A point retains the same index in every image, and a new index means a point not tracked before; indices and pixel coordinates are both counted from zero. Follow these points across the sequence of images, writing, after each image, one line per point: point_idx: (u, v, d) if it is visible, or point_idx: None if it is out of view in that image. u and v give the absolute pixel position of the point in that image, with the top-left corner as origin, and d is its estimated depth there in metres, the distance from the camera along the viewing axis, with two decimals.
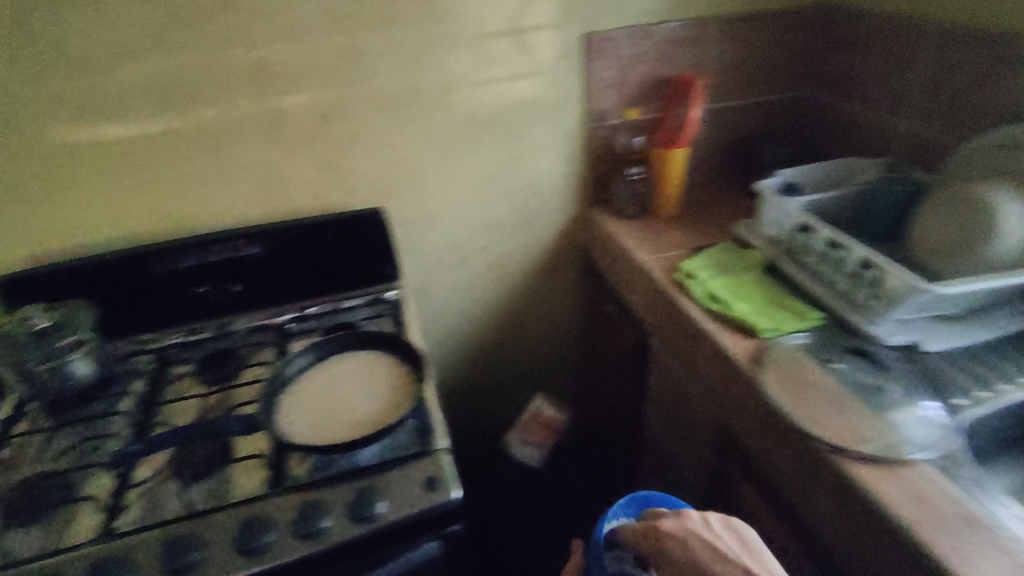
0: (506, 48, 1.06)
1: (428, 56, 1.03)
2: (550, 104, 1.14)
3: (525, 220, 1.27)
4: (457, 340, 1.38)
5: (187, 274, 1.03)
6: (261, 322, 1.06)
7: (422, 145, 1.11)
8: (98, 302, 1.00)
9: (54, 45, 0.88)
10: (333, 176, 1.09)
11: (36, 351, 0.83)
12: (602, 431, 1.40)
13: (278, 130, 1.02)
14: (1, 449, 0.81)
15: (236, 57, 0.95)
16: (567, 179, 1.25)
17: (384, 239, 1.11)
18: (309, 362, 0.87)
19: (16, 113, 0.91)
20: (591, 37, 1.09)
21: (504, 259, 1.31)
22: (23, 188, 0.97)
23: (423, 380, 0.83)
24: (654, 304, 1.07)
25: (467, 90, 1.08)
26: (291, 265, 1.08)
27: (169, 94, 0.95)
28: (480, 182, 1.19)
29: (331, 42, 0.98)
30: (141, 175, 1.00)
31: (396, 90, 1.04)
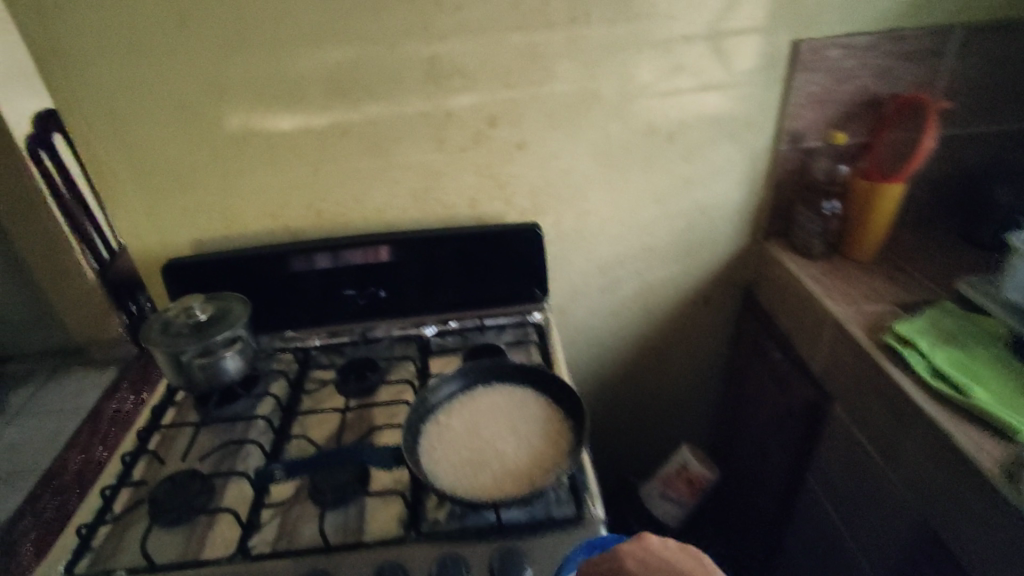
0: (701, 54, 0.93)
1: (613, 59, 0.93)
2: (739, 120, 1.00)
3: (686, 245, 1.14)
4: (589, 367, 1.27)
5: (330, 277, 1.01)
6: (403, 331, 1.03)
7: (588, 157, 1.02)
8: (253, 294, 1.01)
9: (240, 32, 0.86)
10: (493, 183, 1.03)
11: (195, 344, 0.82)
12: (746, 492, 1.23)
13: (445, 131, 0.98)
14: (151, 437, 0.82)
15: (411, 52, 0.90)
16: (742, 205, 1.09)
17: (536, 256, 1.02)
18: (456, 391, 0.80)
19: (199, 99, 0.91)
20: (804, 46, 0.92)
21: (656, 287, 1.19)
22: (196, 172, 0.98)
23: (581, 432, 0.72)
24: (845, 369, 0.90)
25: (650, 99, 0.97)
26: (433, 277, 1.02)
27: (342, 88, 0.92)
28: (644, 202, 1.08)
29: (513, 40, 0.90)
30: (307, 168, 0.99)
31: (570, 96, 0.96)
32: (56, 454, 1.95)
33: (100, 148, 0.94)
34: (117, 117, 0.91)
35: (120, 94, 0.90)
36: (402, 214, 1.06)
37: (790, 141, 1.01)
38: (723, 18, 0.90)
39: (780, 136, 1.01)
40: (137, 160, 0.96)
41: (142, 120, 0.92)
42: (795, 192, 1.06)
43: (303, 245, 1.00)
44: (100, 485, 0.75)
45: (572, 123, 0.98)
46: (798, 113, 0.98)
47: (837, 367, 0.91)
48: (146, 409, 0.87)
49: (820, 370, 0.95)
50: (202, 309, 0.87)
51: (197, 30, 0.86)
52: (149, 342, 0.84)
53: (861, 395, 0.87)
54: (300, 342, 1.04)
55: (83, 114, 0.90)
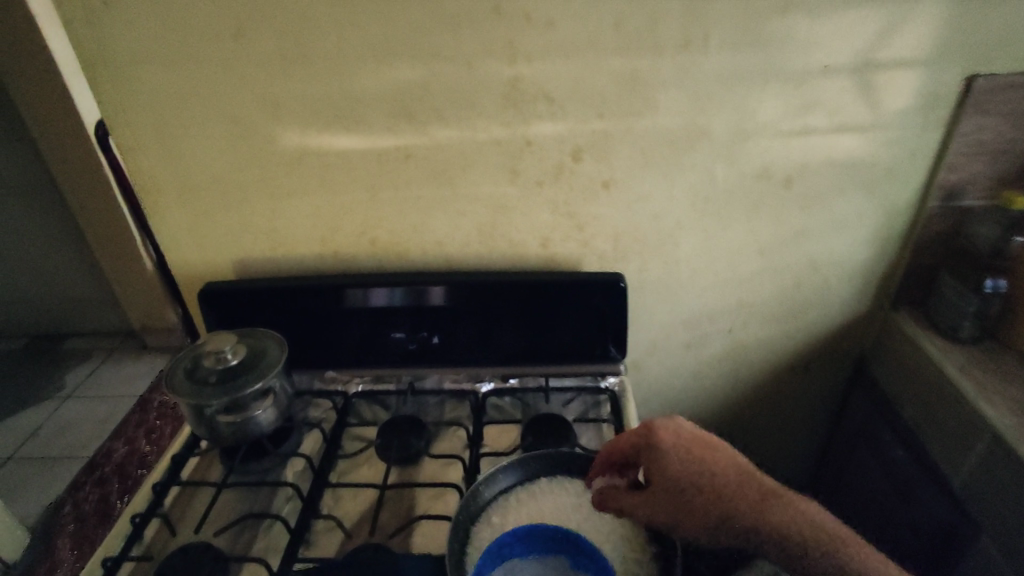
0: (840, 88, 0.76)
1: (730, 92, 0.77)
2: (875, 168, 0.82)
3: (789, 307, 0.97)
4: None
5: (381, 317, 0.90)
6: (455, 384, 0.92)
7: (687, 202, 0.86)
8: (294, 329, 0.91)
9: (300, 43, 0.76)
10: (569, 223, 0.89)
11: (220, 397, 0.72)
12: None
13: (520, 162, 0.84)
14: (169, 493, 0.75)
15: (491, 72, 0.77)
16: (865, 266, 0.92)
17: (615, 313, 0.88)
18: (514, 484, 0.70)
19: (253, 114, 0.82)
20: (980, 82, 0.75)
21: (749, 350, 1.02)
22: (244, 191, 0.89)
23: None
24: (999, 495, 0.72)
25: (769, 139, 0.81)
26: (496, 325, 0.90)
27: (409, 108, 0.81)
28: (747, 255, 0.91)
29: (612, 64, 0.76)
30: (364, 193, 0.88)
31: (672, 129, 0.81)
32: (102, 442, 1.96)
33: (145, 161, 0.86)
34: (166, 130, 0.83)
35: (169, 104, 0.81)
36: (464, 250, 0.93)
37: (944, 198, 0.84)
38: (875, 47, 0.73)
39: (933, 191, 0.84)
40: (183, 176, 0.87)
41: (191, 133, 0.83)
42: (941, 255, 0.89)
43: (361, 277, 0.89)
44: (103, 551, 0.68)
45: (671, 161, 0.83)
46: (961, 163, 0.81)
47: (985, 486, 0.74)
48: (167, 455, 0.80)
49: (960, 484, 0.79)
50: (234, 352, 0.76)
51: (254, 38, 0.76)
52: (174, 388, 0.73)
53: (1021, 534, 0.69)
54: (338, 386, 0.93)
55: (129, 122, 0.82)
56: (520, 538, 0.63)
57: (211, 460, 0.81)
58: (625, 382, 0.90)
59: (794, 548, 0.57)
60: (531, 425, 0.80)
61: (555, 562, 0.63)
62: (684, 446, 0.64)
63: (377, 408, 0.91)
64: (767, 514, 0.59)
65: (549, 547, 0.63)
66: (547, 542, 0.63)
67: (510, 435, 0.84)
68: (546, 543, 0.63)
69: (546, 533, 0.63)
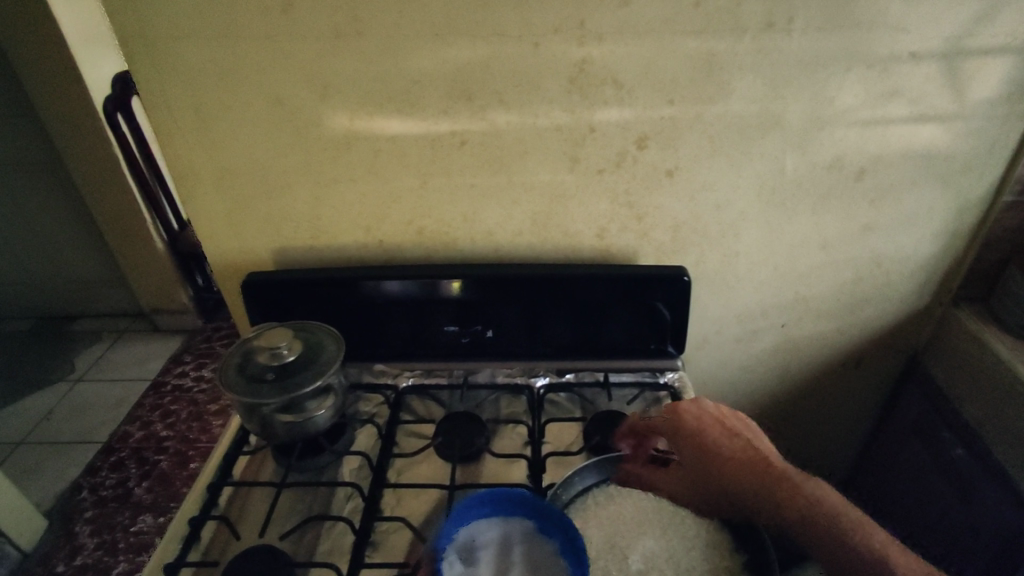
0: (926, 76, 0.73)
1: (811, 78, 0.73)
2: (951, 160, 0.79)
3: (847, 302, 0.94)
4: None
5: (433, 306, 0.86)
6: (508, 379, 0.89)
7: (753, 194, 0.83)
8: (341, 321, 0.88)
9: (355, 18, 0.71)
10: (627, 213, 0.85)
11: (277, 395, 0.69)
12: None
13: (581, 149, 0.80)
14: (223, 494, 0.73)
15: (559, 55, 0.73)
16: (929, 260, 0.89)
17: (675, 308, 0.85)
18: (591, 486, 0.69)
19: (300, 95, 0.76)
20: None
21: (803, 345, 1.00)
22: (286, 179, 0.84)
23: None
24: None
25: (845, 128, 0.77)
26: (552, 317, 0.87)
27: (467, 91, 0.76)
28: (809, 248, 0.88)
29: (688, 47, 0.71)
30: (413, 181, 0.84)
31: (745, 118, 0.76)
32: (116, 426, 1.93)
33: (183, 146, 0.81)
34: (207, 114, 0.78)
35: (211, 85, 0.75)
36: (516, 240, 0.89)
37: (1020, 192, 0.81)
38: (968, 33, 0.70)
39: (1007, 184, 0.81)
40: (223, 162, 0.82)
41: (233, 116, 0.78)
42: (1007, 251, 0.87)
43: (375, 269, 0.85)
44: (159, 558, 0.66)
45: (740, 151, 0.79)
46: None
47: None
48: (214, 453, 0.78)
49: None
50: (289, 347, 0.73)
51: (306, 12, 0.70)
52: (229, 387, 0.70)
53: None
54: (388, 379, 0.90)
55: (168, 104, 0.77)
56: (492, 502, 0.63)
57: (262, 458, 0.79)
58: (684, 379, 0.88)
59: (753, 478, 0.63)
60: (599, 424, 0.80)
61: (520, 524, 0.63)
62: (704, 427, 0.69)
63: (430, 404, 0.88)
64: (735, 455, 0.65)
65: (516, 509, 0.64)
66: (514, 505, 0.64)
67: (571, 432, 0.82)
68: (512, 506, 0.64)
69: (512, 496, 0.63)
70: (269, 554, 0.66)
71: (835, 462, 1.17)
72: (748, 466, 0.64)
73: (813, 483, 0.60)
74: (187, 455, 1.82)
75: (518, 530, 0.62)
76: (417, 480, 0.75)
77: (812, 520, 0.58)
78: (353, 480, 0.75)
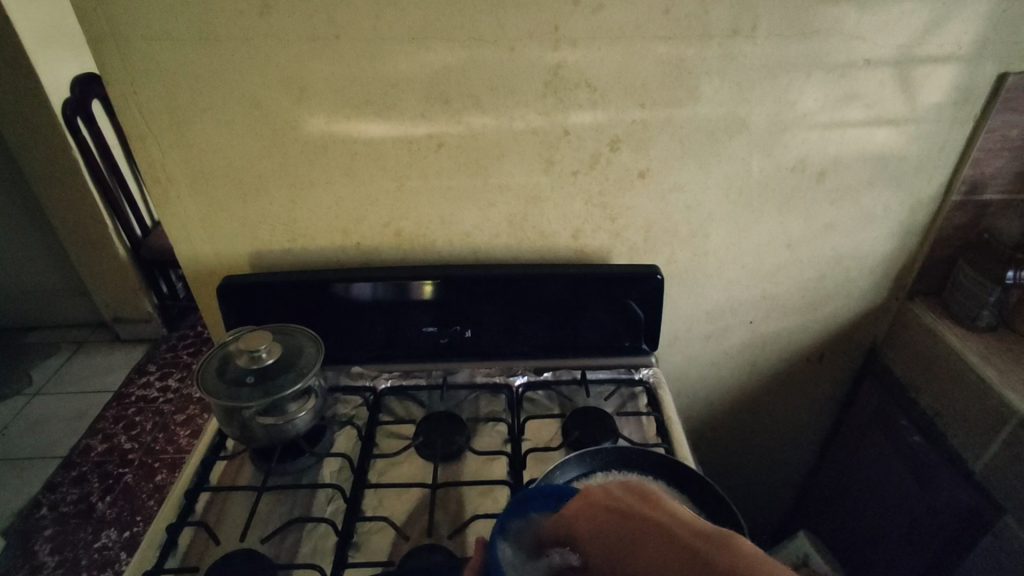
0: (880, 82, 0.77)
1: (774, 82, 0.77)
2: (904, 161, 0.84)
3: (810, 298, 0.98)
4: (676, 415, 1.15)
5: (409, 308, 0.86)
6: (487, 379, 0.90)
7: (721, 195, 0.86)
8: (318, 324, 0.88)
9: (333, 20, 0.71)
10: (601, 214, 0.88)
11: (259, 399, 0.69)
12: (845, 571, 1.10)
13: (556, 152, 0.82)
14: (201, 500, 0.72)
15: (534, 60, 0.74)
16: (885, 257, 0.94)
17: (649, 306, 0.87)
18: (572, 480, 0.69)
19: (277, 98, 0.76)
20: (1012, 80, 0.76)
21: (769, 341, 1.03)
22: (262, 182, 0.83)
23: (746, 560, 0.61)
24: (1021, 476, 0.76)
25: (807, 131, 0.81)
26: (529, 316, 0.88)
27: (444, 95, 0.77)
28: (774, 246, 0.92)
29: (659, 52, 0.74)
30: (390, 183, 0.84)
31: (712, 121, 0.79)
32: (78, 439, 1.87)
33: (156, 149, 0.80)
34: (180, 115, 0.77)
35: (185, 86, 0.75)
36: (492, 241, 0.90)
37: (966, 192, 0.86)
38: (918, 42, 0.74)
39: (955, 185, 0.86)
40: (196, 164, 0.81)
41: (207, 118, 0.77)
42: (956, 248, 0.92)
43: (343, 272, 0.85)
44: (137, 564, 0.64)
45: (709, 153, 0.82)
46: (984, 158, 0.83)
47: (1005, 470, 0.78)
48: (191, 459, 0.77)
49: (979, 469, 0.82)
50: (269, 351, 0.72)
51: (283, 14, 0.70)
52: (207, 391, 0.70)
53: None
54: (366, 380, 0.90)
55: (140, 105, 0.76)
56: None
57: (239, 463, 0.78)
58: (658, 374, 0.91)
59: None
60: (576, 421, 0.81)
61: None
62: (592, 504, 0.45)
63: (409, 404, 0.88)
64: None
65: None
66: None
67: (549, 429, 0.84)
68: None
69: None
70: (251, 557, 0.65)
71: (802, 454, 1.22)
72: None
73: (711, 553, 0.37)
74: (153, 467, 1.77)
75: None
76: (398, 480, 0.75)
77: None
78: (334, 481, 0.75)
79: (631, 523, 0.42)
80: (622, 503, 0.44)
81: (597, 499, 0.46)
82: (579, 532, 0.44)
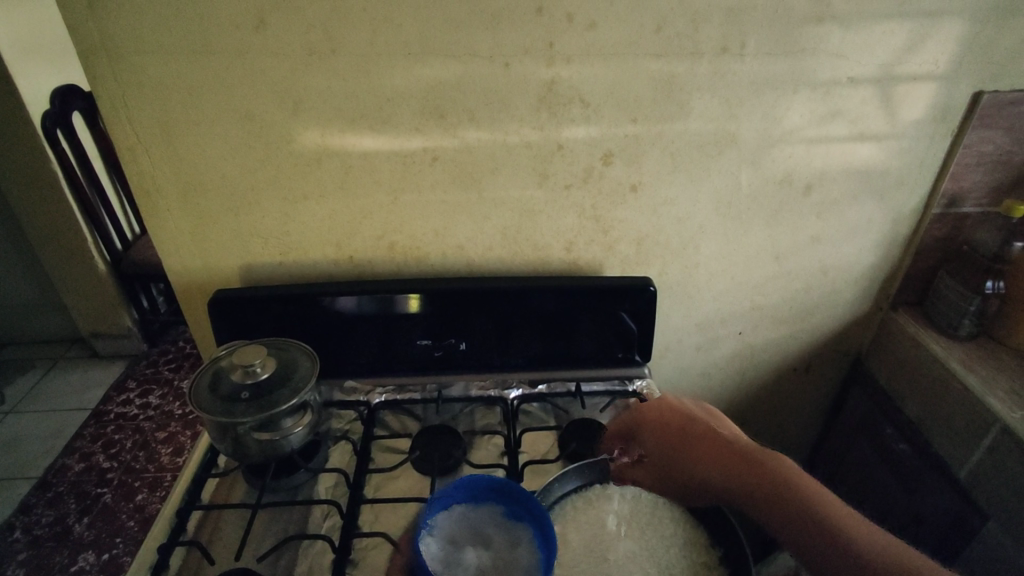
0: (862, 99, 0.80)
1: (760, 99, 0.79)
2: (885, 175, 0.87)
3: (798, 308, 1.00)
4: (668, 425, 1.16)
5: (402, 321, 0.86)
6: (481, 392, 0.90)
7: (710, 207, 0.88)
8: (310, 337, 0.87)
9: (329, 36, 0.71)
10: (594, 227, 0.89)
11: (253, 415, 0.68)
12: None
13: (549, 165, 0.83)
14: (194, 519, 0.71)
15: (528, 75, 0.76)
16: (868, 267, 0.96)
17: (642, 316, 0.88)
18: (572, 491, 0.72)
19: (271, 112, 0.76)
20: (987, 98, 0.80)
21: (760, 351, 1.05)
22: (254, 195, 0.83)
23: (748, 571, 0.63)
24: (1004, 480, 0.78)
25: (793, 146, 0.83)
26: (522, 329, 0.88)
27: (439, 109, 0.77)
28: (762, 258, 0.93)
29: (650, 68, 0.76)
30: (384, 197, 0.84)
31: (701, 136, 0.81)
32: (54, 459, 1.81)
33: (146, 161, 0.79)
34: (172, 128, 0.76)
35: (178, 99, 0.74)
36: (486, 253, 0.91)
37: (946, 205, 0.89)
38: (897, 60, 0.77)
39: (935, 198, 0.89)
40: (188, 178, 0.80)
41: (200, 131, 0.77)
42: (938, 258, 0.95)
43: (333, 285, 0.85)
44: None
45: (698, 167, 0.84)
46: (962, 172, 0.86)
47: (988, 475, 0.80)
48: (181, 477, 0.75)
49: (965, 475, 0.84)
50: (263, 365, 0.72)
51: (279, 28, 0.71)
52: (201, 407, 0.68)
53: None
54: (360, 396, 0.89)
55: (131, 118, 0.75)
56: (464, 489, 0.66)
57: (232, 481, 0.77)
58: (653, 384, 0.91)
59: (766, 495, 0.63)
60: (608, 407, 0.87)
61: (492, 509, 0.65)
62: (673, 409, 0.76)
63: (404, 418, 0.87)
64: (735, 475, 0.66)
65: (490, 497, 0.66)
66: (489, 492, 0.66)
67: (546, 441, 0.83)
68: (491, 496, 0.66)
69: (490, 484, 0.66)
70: None
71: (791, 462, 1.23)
72: (765, 490, 0.63)
73: (772, 459, 0.65)
74: (132, 486, 1.73)
75: (490, 515, 0.64)
76: (395, 496, 0.75)
77: (769, 488, 0.63)
78: (329, 497, 0.74)
79: (701, 426, 0.73)
80: (699, 408, 0.76)
81: (677, 406, 0.76)
82: (648, 421, 0.76)
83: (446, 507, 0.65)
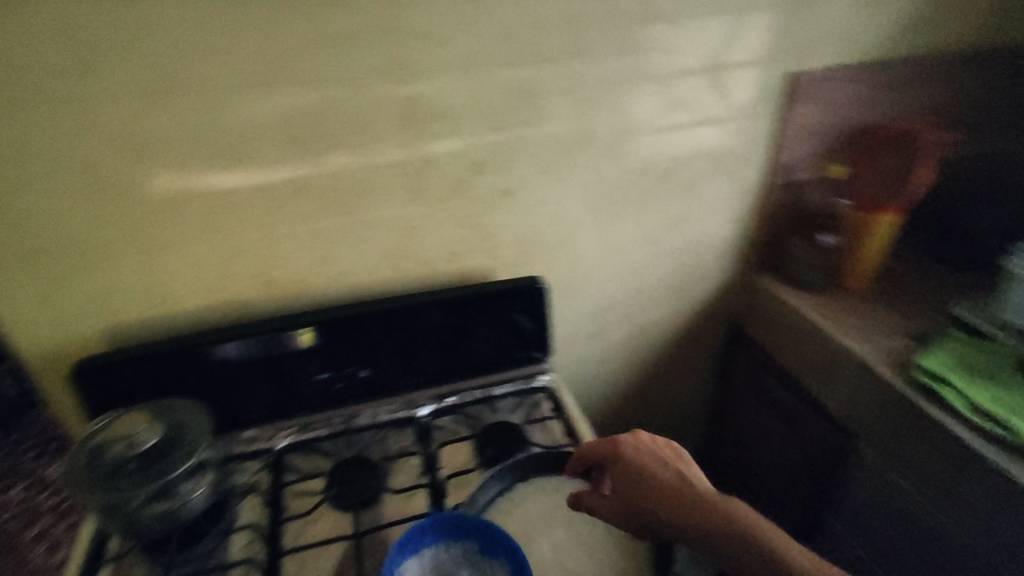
0: (698, 88, 0.88)
1: (610, 96, 0.85)
2: (728, 154, 0.96)
3: (675, 284, 1.08)
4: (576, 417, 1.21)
5: (296, 358, 0.83)
6: (391, 415, 0.88)
7: (583, 202, 0.93)
8: (197, 393, 0.81)
9: (167, 72, 0.67)
10: (478, 235, 0.91)
11: (144, 488, 0.63)
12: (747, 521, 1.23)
13: (424, 181, 0.83)
14: None
15: (388, 95, 0.76)
16: (729, 238, 1.06)
17: (536, 314, 0.91)
18: (496, 495, 0.73)
19: (112, 159, 0.70)
20: (798, 78, 0.91)
21: (648, 329, 1.12)
22: (107, 250, 0.76)
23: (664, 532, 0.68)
24: (863, 404, 0.89)
25: (647, 136, 0.90)
26: (423, 345, 0.88)
27: (302, 137, 0.75)
28: (637, 243, 1.00)
29: (505, 77, 0.79)
30: (257, 234, 0.81)
31: (563, 136, 0.86)
32: None
33: None
34: None
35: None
36: (373, 276, 0.90)
37: (782, 173, 1.00)
38: (721, 51, 0.86)
39: (772, 169, 1.00)
40: (22, 242, 0.72)
41: (29, 189, 0.69)
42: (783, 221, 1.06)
43: (213, 333, 0.80)
44: None
45: (566, 165, 0.88)
46: (790, 143, 0.98)
47: (851, 403, 0.92)
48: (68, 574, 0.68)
49: (833, 407, 0.95)
50: (148, 433, 0.67)
51: (106, 69, 0.65)
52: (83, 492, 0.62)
53: (896, 440, 0.86)
54: (262, 444, 0.84)
55: None
56: (430, 530, 0.65)
57: (129, 564, 0.70)
58: (556, 376, 0.95)
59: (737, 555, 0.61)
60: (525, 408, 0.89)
61: (462, 544, 0.64)
62: (643, 448, 0.70)
63: (314, 458, 0.84)
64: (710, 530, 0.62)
65: (458, 533, 0.65)
66: (457, 528, 0.65)
67: (463, 451, 0.84)
68: (459, 531, 0.65)
69: (456, 521, 0.65)
70: None
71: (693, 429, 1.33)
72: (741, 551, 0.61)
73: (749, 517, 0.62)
74: None
75: (461, 551, 0.64)
76: (316, 539, 0.72)
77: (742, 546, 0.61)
78: (245, 555, 0.71)
79: (672, 469, 0.68)
80: (664, 447, 0.71)
81: (647, 445, 0.71)
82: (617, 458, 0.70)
83: (415, 552, 0.64)
